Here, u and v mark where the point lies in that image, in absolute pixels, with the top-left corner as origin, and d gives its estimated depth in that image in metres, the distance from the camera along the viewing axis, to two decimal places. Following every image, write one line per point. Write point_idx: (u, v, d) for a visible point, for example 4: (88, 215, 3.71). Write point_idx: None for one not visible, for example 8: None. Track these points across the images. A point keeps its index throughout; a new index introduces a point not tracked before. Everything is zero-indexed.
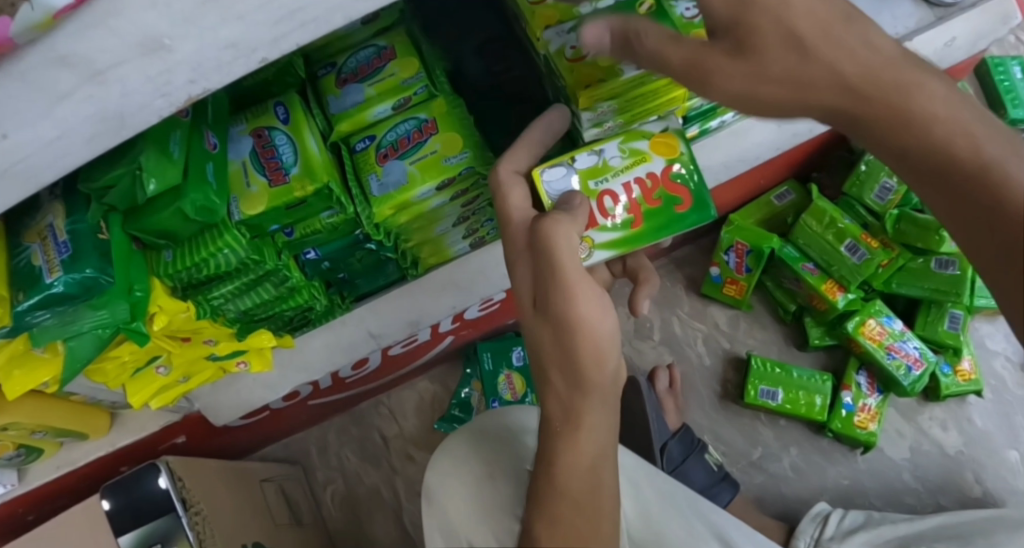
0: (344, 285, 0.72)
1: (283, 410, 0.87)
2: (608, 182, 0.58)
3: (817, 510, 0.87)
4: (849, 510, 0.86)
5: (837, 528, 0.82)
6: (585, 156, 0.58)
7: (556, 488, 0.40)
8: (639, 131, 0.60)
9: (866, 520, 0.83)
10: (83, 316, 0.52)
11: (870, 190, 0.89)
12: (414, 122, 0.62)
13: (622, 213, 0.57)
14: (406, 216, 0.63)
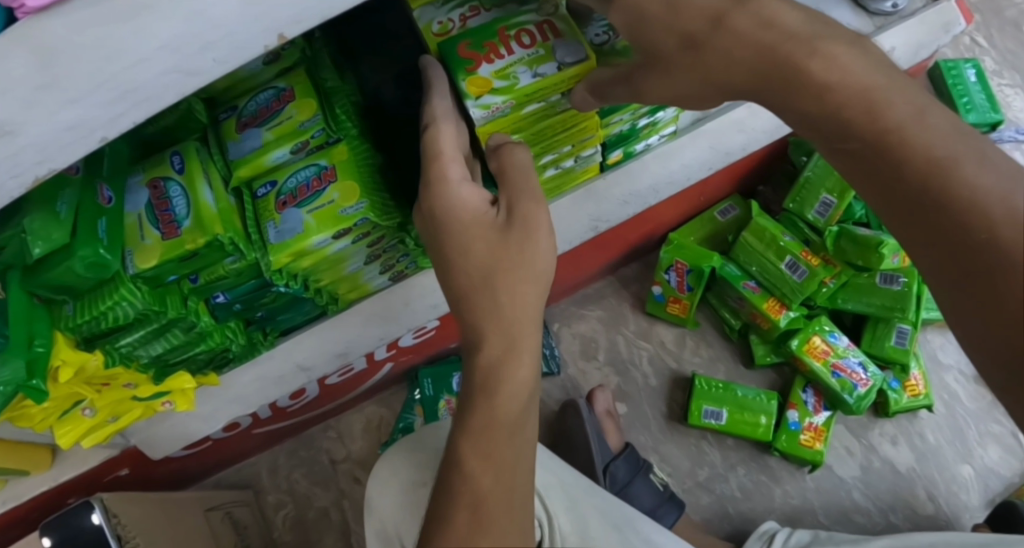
0: (265, 322, 0.72)
1: (225, 441, 0.87)
2: (532, 54, 0.60)
3: (765, 528, 0.85)
4: (795, 529, 0.84)
5: None
6: (548, 68, 0.59)
7: (491, 411, 0.42)
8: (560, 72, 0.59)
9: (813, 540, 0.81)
10: None
11: (811, 206, 0.86)
12: (314, 169, 0.62)
13: (515, 37, 0.61)
14: (308, 261, 0.63)
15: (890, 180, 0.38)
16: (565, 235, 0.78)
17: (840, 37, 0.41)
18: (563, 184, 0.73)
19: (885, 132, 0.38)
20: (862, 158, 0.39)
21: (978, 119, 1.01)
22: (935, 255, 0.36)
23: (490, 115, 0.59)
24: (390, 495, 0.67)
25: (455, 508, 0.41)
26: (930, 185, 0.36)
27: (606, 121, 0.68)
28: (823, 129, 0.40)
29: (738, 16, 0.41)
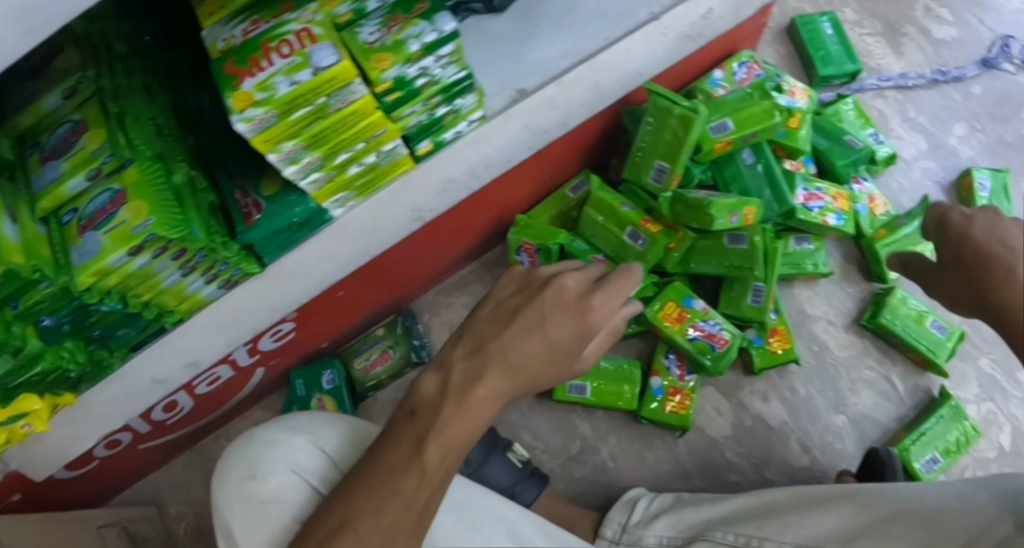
0: (107, 340, 0.75)
1: (113, 459, 0.91)
2: (293, 63, 0.62)
3: (630, 494, 0.88)
4: (660, 493, 0.87)
5: (643, 511, 0.84)
6: (303, 74, 0.62)
7: (457, 418, 0.50)
8: (320, 75, 0.62)
9: (674, 502, 0.84)
10: None
11: (646, 173, 0.86)
12: (109, 193, 0.66)
13: (279, 47, 0.63)
14: (114, 279, 0.66)
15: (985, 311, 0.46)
16: (387, 228, 0.81)
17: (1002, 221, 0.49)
18: (375, 179, 0.75)
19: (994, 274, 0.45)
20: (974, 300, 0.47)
21: (837, 72, 1.01)
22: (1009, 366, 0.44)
23: (256, 126, 0.63)
24: (228, 482, 0.62)
25: (402, 477, 0.48)
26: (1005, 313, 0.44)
27: (395, 115, 0.71)
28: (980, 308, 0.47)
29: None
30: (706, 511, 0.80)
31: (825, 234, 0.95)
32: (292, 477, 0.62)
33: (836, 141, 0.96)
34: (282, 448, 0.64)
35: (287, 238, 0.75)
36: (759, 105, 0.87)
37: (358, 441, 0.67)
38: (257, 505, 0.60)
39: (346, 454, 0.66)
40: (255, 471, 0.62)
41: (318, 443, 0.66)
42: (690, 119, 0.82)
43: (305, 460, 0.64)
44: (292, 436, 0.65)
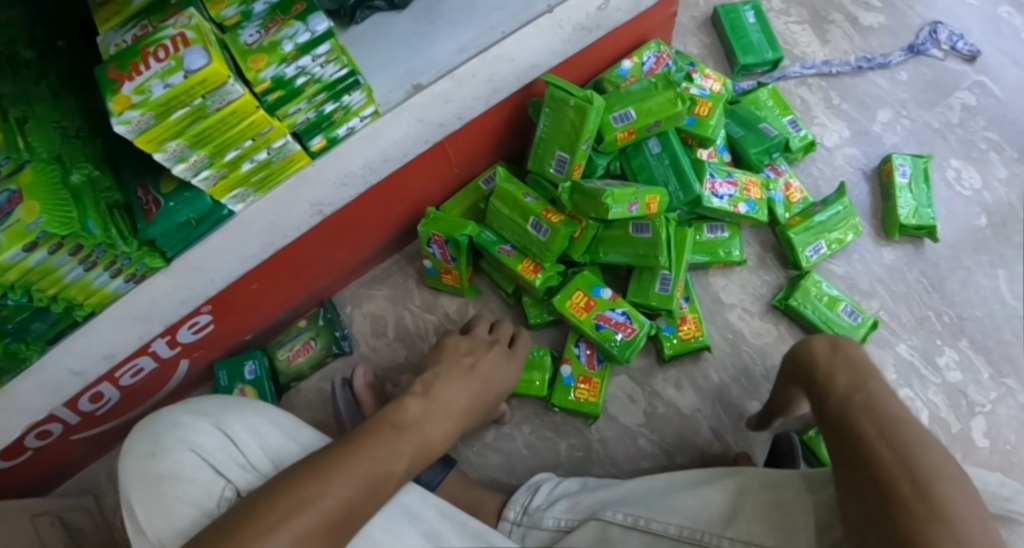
0: (21, 333, 0.79)
1: (46, 449, 0.95)
2: (168, 68, 0.65)
3: (536, 479, 0.88)
4: (566, 478, 0.87)
5: (546, 496, 0.84)
6: (175, 77, 0.64)
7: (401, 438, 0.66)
8: (193, 78, 0.64)
9: (577, 488, 0.84)
10: None
11: (549, 163, 0.88)
12: (6, 194, 0.69)
13: (159, 51, 0.66)
14: (13, 274, 0.70)
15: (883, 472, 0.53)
16: (289, 221, 0.84)
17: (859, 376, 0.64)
18: (272, 174, 0.78)
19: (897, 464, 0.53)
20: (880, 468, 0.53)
21: (757, 61, 1.01)
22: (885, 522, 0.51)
23: (135, 127, 0.66)
24: (131, 459, 0.67)
25: (355, 468, 0.59)
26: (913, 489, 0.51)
27: (281, 112, 0.73)
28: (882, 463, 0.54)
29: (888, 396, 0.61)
30: (606, 496, 0.80)
31: (739, 222, 0.95)
32: (190, 454, 0.67)
33: (751, 129, 0.96)
34: (185, 429, 0.69)
35: (187, 234, 0.78)
36: (661, 96, 0.88)
37: (260, 426, 0.73)
38: (152, 480, 0.65)
39: (247, 438, 0.71)
40: (154, 448, 0.67)
41: (219, 423, 0.71)
42: (584, 110, 0.83)
43: (202, 440, 0.69)
44: (195, 419, 0.70)
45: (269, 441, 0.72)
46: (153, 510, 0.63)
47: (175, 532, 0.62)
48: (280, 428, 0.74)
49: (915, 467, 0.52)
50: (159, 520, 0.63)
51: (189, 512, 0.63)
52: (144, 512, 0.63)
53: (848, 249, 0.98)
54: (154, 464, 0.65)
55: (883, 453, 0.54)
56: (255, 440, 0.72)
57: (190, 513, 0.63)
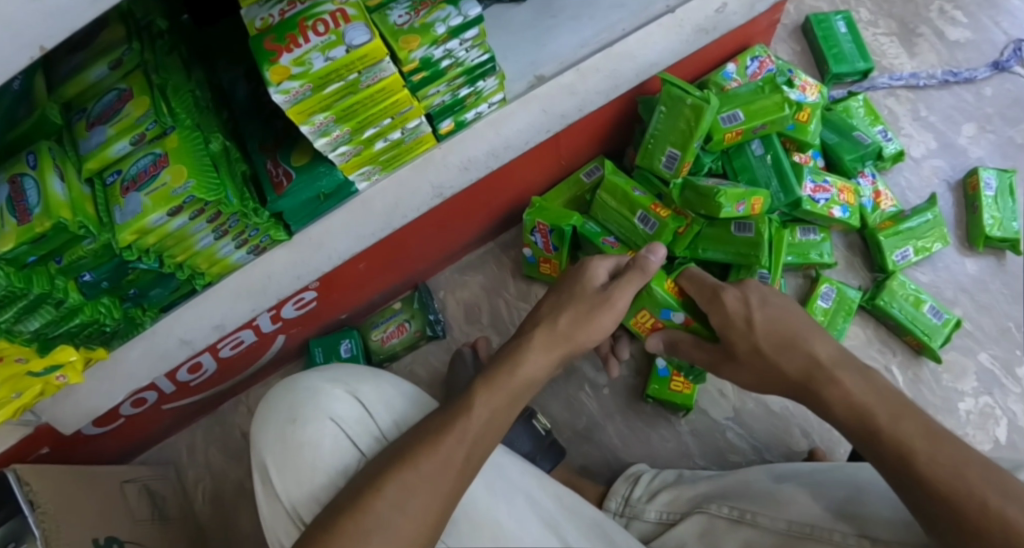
0: (139, 299, 0.80)
1: (138, 417, 0.96)
2: (329, 43, 0.65)
3: (633, 470, 0.90)
4: (663, 471, 0.89)
5: (645, 487, 0.86)
6: (337, 51, 0.65)
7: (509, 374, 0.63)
8: (356, 53, 0.65)
9: (675, 479, 0.85)
10: None
11: (659, 160, 0.90)
12: (151, 157, 0.70)
13: (320, 26, 0.66)
14: (153, 238, 0.70)
15: (938, 503, 0.51)
16: (410, 202, 0.85)
17: (852, 368, 0.61)
18: (400, 154, 0.80)
19: (954, 488, 0.50)
20: (930, 496, 0.51)
21: (850, 70, 1.03)
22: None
23: (292, 98, 0.66)
24: (270, 425, 0.65)
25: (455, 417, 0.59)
26: (970, 507, 0.49)
27: (421, 93, 0.75)
28: (930, 491, 0.51)
29: (851, 378, 0.60)
30: (701, 490, 0.80)
31: (832, 225, 0.97)
32: (330, 424, 0.64)
33: (845, 136, 0.98)
34: (324, 396, 0.65)
35: (314, 209, 0.79)
36: (768, 99, 0.90)
37: (392, 397, 0.70)
38: (295, 449, 0.62)
39: (382, 411, 0.68)
40: (294, 415, 0.64)
41: (355, 393, 0.67)
42: (701, 108, 0.85)
43: (342, 408, 0.65)
44: (332, 386, 0.67)
45: (403, 416, 0.69)
46: (293, 475, 0.62)
47: (315, 503, 0.61)
48: (410, 403, 0.71)
49: (945, 484, 0.51)
50: (299, 491, 0.61)
51: (325, 486, 0.62)
52: (282, 478, 0.62)
53: (933, 257, 1.01)
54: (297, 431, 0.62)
55: (917, 478, 0.52)
56: (390, 415, 0.69)
57: (329, 487, 0.62)
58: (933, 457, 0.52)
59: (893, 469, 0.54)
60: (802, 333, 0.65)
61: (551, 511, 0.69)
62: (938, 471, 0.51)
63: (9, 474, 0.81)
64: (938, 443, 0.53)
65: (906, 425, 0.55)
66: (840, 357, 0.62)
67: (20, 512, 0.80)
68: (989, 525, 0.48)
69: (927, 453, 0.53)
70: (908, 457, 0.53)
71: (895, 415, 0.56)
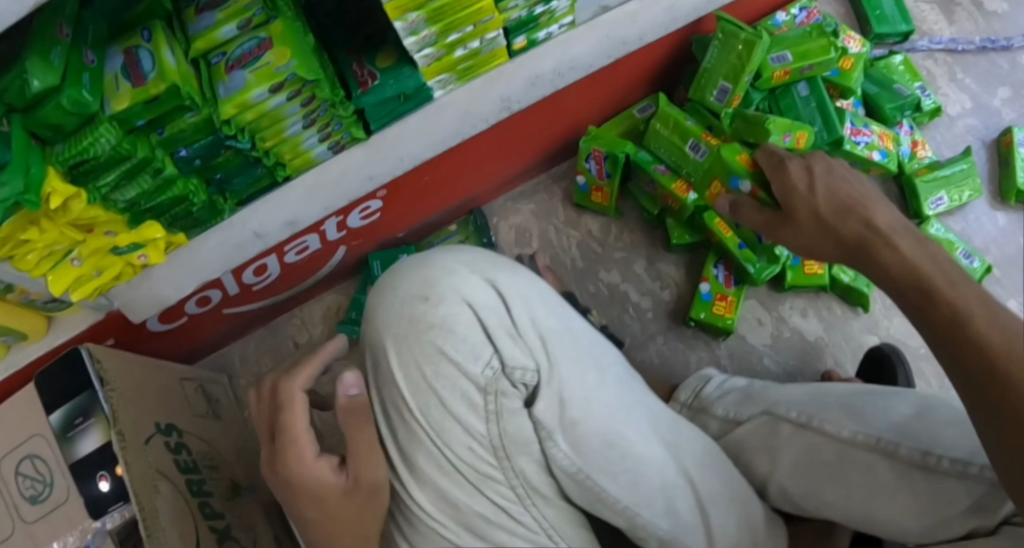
0: (223, 185, 0.85)
1: (201, 317, 1.01)
2: None
3: (708, 375, 0.87)
4: (734, 378, 0.85)
5: (717, 387, 0.83)
6: None
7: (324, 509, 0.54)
8: None
9: (747, 385, 0.81)
10: None
11: (710, 91, 0.96)
12: (256, 41, 0.75)
13: None
14: (251, 115, 0.76)
15: (981, 366, 0.49)
16: (479, 114, 0.90)
17: (912, 240, 0.60)
18: (475, 65, 0.85)
19: (1010, 358, 0.48)
20: (968, 359, 0.50)
21: (891, 31, 1.09)
22: (999, 418, 0.47)
23: None
24: (395, 297, 0.61)
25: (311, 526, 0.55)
26: (1017, 373, 0.47)
27: (503, 5, 0.80)
28: (971, 357, 0.50)
29: (907, 247, 0.59)
30: (783, 398, 0.74)
31: (869, 169, 1.02)
32: (463, 307, 0.59)
33: (886, 88, 1.04)
34: (460, 278, 0.61)
35: (394, 109, 0.85)
36: (816, 43, 0.96)
37: (535, 296, 0.62)
38: (416, 326, 0.59)
39: (522, 308, 0.60)
40: (422, 292, 0.60)
41: (496, 280, 0.61)
42: (753, 43, 0.91)
43: (477, 294, 0.60)
44: (470, 271, 0.62)
45: (544, 318, 0.60)
46: (411, 356, 0.58)
47: (426, 387, 0.57)
48: (553, 301, 0.63)
49: (993, 346, 0.49)
50: (414, 371, 0.58)
51: (442, 373, 0.57)
52: (400, 357, 0.59)
53: (966, 207, 1.06)
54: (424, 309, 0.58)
55: (965, 341, 0.50)
56: (527, 307, 0.60)
57: (444, 375, 0.57)
58: (987, 325, 0.50)
59: (936, 332, 0.53)
60: (864, 202, 0.67)
61: (670, 433, 0.61)
62: (984, 336, 0.50)
63: (85, 350, 0.85)
64: (990, 310, 0.51)
65: (963, 296, 0.53)
66: (896, 228, 0.61)
67: (91, 386, 0.84)
68: None
69: (975, 315, 0.51)
70: (960, 316, 0.51)
71: (952, 282, 0.54)
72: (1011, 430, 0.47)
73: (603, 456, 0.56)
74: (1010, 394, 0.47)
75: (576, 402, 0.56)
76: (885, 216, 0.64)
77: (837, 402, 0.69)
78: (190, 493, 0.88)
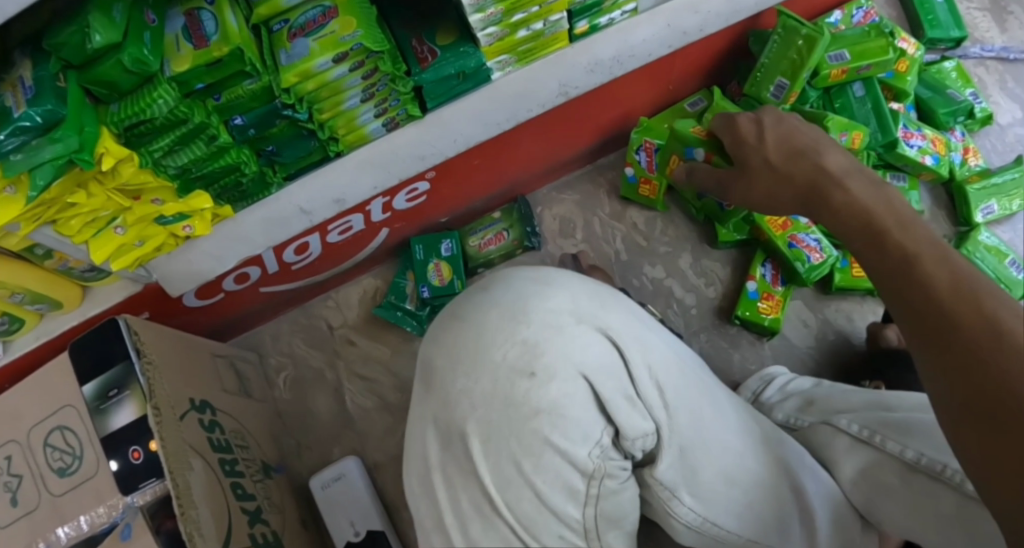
0: (273, 158, 0.83)
1: (237, 294, 0.99)
2: None
3: (772, 371, 0.88)
4: (800, 377, 0.86)
5: (779, 388, 0.84)
6: None
7: None
8: None
9: (811, 386, 0.82)
10: (44, 148, 0.63)
11: (767, 88, 0.94)
12: (320, 9, 0.74)
13: None
14: (312, 85, 0.74)
15: (901, 287, 0.48)
16: (535, 98, 0.89)
17: (864, 179, 0.60)
18: (536, 48, 0.84)
19: (909, 280, 0.47)
20: (892, 276, 0.49)
21: (944, 35, 1.09)
22: (918, 339, 0.46)
23: None
24: (491, 371, 0.54)
25: None
26: (919, 290, 0.46)
27: None
28: (896, 279, 0.49)
29: (856, 185, 0.60)
30: (847, 404, 0.73)
31: (920, 174, 1.01)
32: (579, 380, 0.54)
33: (938, 93, 1.03)
34: (568, 342, 0.55)
35: (452, 87, 0.83)
36: (875, 43, 0.94)
37: (647, 346, 0.57)
38: (518, 407, 0.53)
39: (638, 367, 0.56)
40: (525, 364, 0.54)
41: (604, 335, 0.56)
42: (814, 39, 0.90)
43: (587, 356, 0.55)
44: (576, 323, 0.56)
45: (659, 368, 0.57)
46: (506, 452, 0.53)
47: (527, 481, 0.52)
48: (657, 336, 0.60)
49: (920, 261, 0.48)
50: (507, 468, 0.53)
51: (546, 464, 0.52)
52: (491, 446, 0.53)
53: (1014, 217, 1.04)
54: (535, 394, 0.53)
55: (893, 261, 0.49)
56: (642, 355, 0.56)
57: (552, 465, 0.52)
58: (899, 247, 0.50)
59: (869, 258, 0.52)
60: (820, 143, 0.69)
61: (770, 428, 0.65)
62: (899, 259, 0.49)
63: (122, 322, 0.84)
64: (924, 233, 0.51)
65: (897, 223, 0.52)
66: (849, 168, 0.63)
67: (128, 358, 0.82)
68: (939, 302, 0.45)
69: (907, 235, 0.51)
70: (880, 234, 0.52)
71: (890, 211, 0.54)
72: (926, 350, 0.45)
73: (722, 497, 0.58)
74: (922, 311, 0.46)
75: (694, 451, 0.56)
76: (837, 158, 0.65)
77: (899, 418, 0.64)
78: (222, 472, 0.86)
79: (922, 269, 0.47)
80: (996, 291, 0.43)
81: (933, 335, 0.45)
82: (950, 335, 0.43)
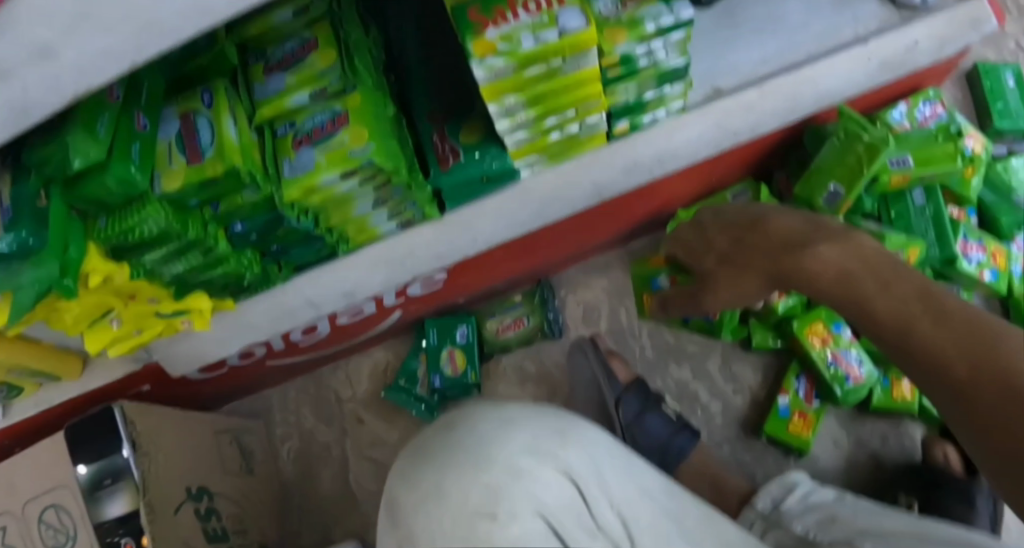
0: (279, 256, 0.78)
1: (242, 369, 0.95)
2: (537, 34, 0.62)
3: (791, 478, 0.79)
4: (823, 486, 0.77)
5: (800, 501, 0.76)
6: (548, 33, 0.62)
7: None
8: (552, 23, 0.62)
9: (836, 499, 0.74)
10: (22, 272, 0.57)
11: (819, 195, 0.85)
12: (330, 114, 0.66)
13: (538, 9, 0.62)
14: (316, 200, 0.68)
15: (897, 336, 0.53)
16: (568, 198, 0.81)
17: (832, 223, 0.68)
18: (569, 148, 0.76)
19: (906, 326, 0.53)
20: (889, 331, 0.55)
21: (1011, 127, 0.98)
22: (932, 389, 0.50)
23: (493, 76, 0.63)
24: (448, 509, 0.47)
25: None
26: (920, 335, 0.51)
27: (610, 89, 0.71)
28: (893, 330, 0.54)
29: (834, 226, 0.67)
30: (876, 529, 0.64)
31: (974, 287, 0.93)
32: (538, 522, 0.47)
33: (1004, 199, 0.94)
34: (528, 480, 0.48)
35: (473, 190, 0.76)
36: (943, 148, 0.85)
37: (607, 472, 0.52)
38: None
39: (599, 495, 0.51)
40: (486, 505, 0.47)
41: (568, 468, 0.50)
42: (878, 148, 0.81)
43: (549, 495, 0.48)
44: (538, 464, 0.49)
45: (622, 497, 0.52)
46: None
47: None
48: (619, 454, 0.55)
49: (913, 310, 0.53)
50: None
51: None
52: None
53: None
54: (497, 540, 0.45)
55: (884, 315, 0.55)
56: (600, 489, 0.51)
57: None
58: (889, 295, 0.55)
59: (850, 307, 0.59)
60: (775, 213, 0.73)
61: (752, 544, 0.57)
62: (892, 308, 0.55)
63: (118, 409, 0.75)
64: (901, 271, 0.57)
65: (874, 276, 0.58)
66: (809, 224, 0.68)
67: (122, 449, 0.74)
68: (937, 357, 0.49)
69: (887, 281, 0.56)
70: (856, 288, 0.58)
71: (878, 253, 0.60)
72: (938, 392, 0.49)
73: None
74: (924, 357, 0.50)
75: None
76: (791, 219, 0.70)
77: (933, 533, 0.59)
78: None
79: (925, 305, 0.53)
80: (1006, 330, 0.48)
81: (937, 375, 0.49)
82: (963, 396, 0.47)
